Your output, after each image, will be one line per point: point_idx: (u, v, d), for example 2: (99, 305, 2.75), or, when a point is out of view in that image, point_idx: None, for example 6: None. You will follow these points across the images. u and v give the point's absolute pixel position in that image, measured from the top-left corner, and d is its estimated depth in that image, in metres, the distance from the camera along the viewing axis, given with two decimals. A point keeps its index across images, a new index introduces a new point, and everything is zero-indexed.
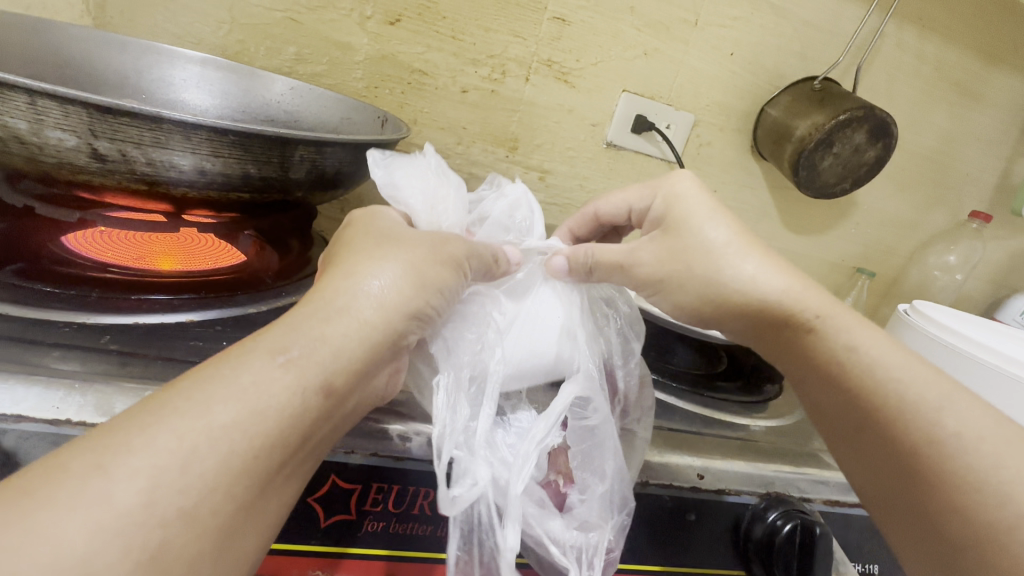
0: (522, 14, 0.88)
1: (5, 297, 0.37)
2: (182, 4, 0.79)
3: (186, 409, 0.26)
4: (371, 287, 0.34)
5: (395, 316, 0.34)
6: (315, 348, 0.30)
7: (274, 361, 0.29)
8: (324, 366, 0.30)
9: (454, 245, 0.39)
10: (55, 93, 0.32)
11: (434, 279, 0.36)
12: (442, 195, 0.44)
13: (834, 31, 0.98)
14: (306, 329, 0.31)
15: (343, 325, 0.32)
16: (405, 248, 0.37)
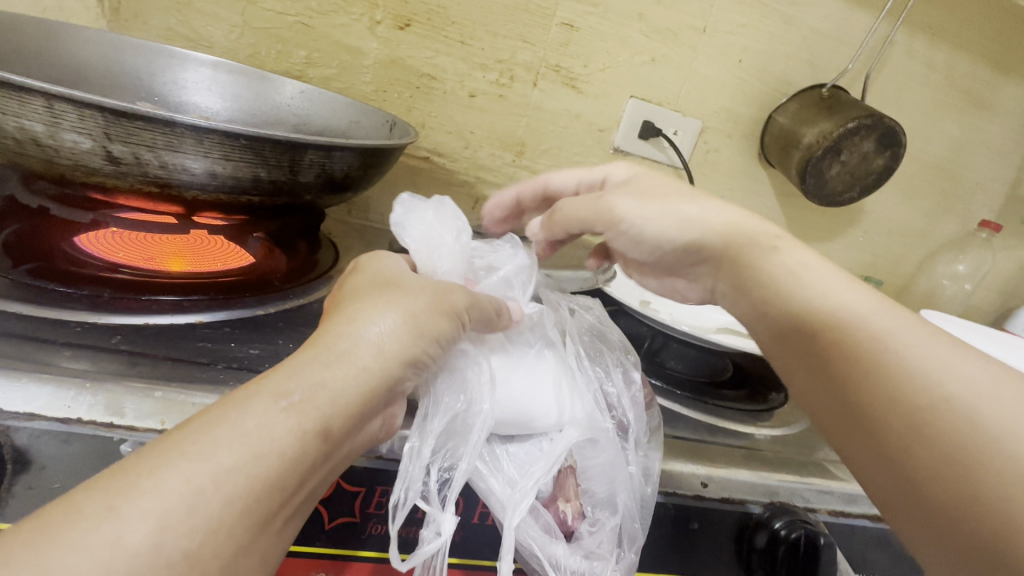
0: (530, 19, 0.89)
1: (19, 297, 0.38)
2: (195, 8, 0.80)
3: (193, 450, 0.25)
4: (370, 333, 0.31)
5: (395, 363, 0.31)
6: (317, 391, 0.28)
7: (277, 405, 0.27)
8: (325, 409, 0.28)
9: (455, 296, 0.36)
10: (71, 97, 0.33)
11: (432, 329, 0.33)
12: (444, 241, 0.41)
13: (843, 38, 0.98)
14: (306, 373, 0.28)
15: (345, 370, 0.29)
16: (405, 295, 0.34)
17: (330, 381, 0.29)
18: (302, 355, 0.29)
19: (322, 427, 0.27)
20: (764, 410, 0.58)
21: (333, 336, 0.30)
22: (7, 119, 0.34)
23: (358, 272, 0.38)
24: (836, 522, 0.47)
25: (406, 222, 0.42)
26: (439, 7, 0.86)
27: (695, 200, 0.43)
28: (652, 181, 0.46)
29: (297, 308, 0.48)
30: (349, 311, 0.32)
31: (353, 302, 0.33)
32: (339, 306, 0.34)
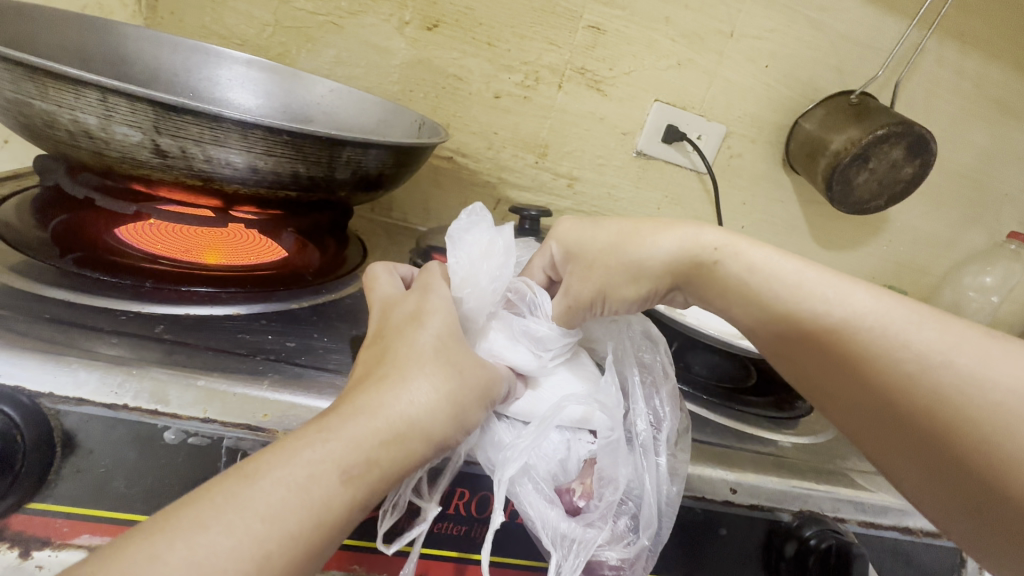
0: (557, 22, 0.89)
1: (69, 287, 0.39)
2: (229, 6, 0.82)
3: (245, 512, 0.26)
4: (413, 403, 0.32)
5: (434, 434, 0.32)
6: (370, 465, 0.30)
7: (336, 479, 0.29)
8: (374, 483, 0.30)
9: (490, 377, 0.36)
10: (125, 91, 0.33)
11: (471, 411, 0.35)
12: (485, 267, 0.41)
13: (872, 45, 0.97)
14: (363, 449, 0.30)
15: (393, 454, 0.31)
16: (453, 369, 0.34)
17: (379, 461, 0.30)
18: (358, 429, 0.30)
19: (367, 500, 0.30)
20: (790, 418, 0.57)
21: (387, 414, 0.31)
22: (63, 111, 0.35)
23: (412, 313, 0.37)
24: (865, 533, 0.46)
25: (455, 236, 0.42)
26: (467, 9, 0.87)
27: (648, 255, 0.41)
28: (600, 244, 0.43)
29: (328, 303, 0.49)
30: (402, 381, 0.33)
31: (402, 368, 0.33)
32: (391, 362, 0.34)
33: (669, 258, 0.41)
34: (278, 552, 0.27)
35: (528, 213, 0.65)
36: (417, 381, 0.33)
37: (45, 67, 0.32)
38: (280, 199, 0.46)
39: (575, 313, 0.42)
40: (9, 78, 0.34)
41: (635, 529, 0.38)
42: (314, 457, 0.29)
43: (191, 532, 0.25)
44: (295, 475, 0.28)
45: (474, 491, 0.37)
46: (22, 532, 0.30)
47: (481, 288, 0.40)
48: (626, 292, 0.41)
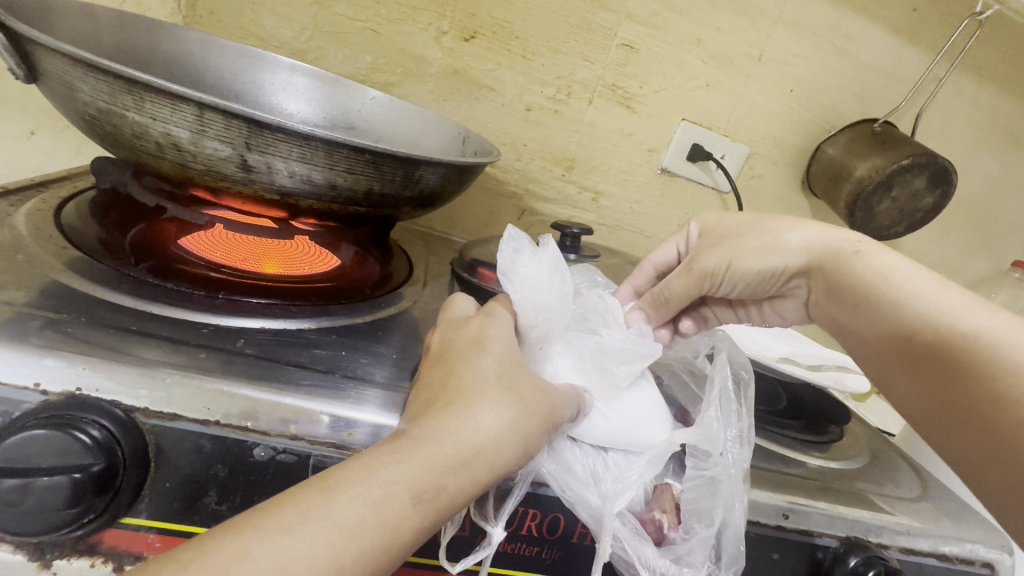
0: (591, 38, 0.90)
1: (145, 297, 0.39)
2: (269, 9, 0.82)
3: (318, 520, 0.26)
4: (484, 425, 0.31)
5: (503, 457, 0.32)
6: (443, 490, 0.29)
7: (409, 501, 0.28)
8: (444, 507, 0.30)
9: (556, 404, 0.35)
10: (224, 108, 0.33)
11: (536, 442, 0.34)
12: (552, 299, 0.38)
13: (894, 75, 0.99)
14: (434, 473, 0.29)
15: (462, 481, 0.30)
16: (524, 395, 0.33)
17: (448, 488, 0.29)
18: (427, 454, 0.30)
19: (435, 524, 0.29)
20: (824, 442, 0.58)
21: (455, 439, 0.30)
22: (155, 124, 0.35)
23: (473, 337, 0.36)
24: (907, 559, 0.48)
25: (505, 261, 0.39)
26: (505, 22, 0.87)
27: (780, 238, 0.45)
28: (736, 224, 0.48)
29: (388, 316, 0.49)
30: (468, 408, 0.32)
31: (469, 391, 0.32)
32: (455, 389, 0.33)
33: (799, 251, 0.44)
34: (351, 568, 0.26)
35: (570, 231, 0.65)
36: (484, 405, 0.32)
37: (146, 82, 0.32)
38: (343, 213, 0.46)
39: (696, 283, 0.47)
40: (102, 88, 0.34)
41: (716, 561, 0.38)
42: (389, 478, 0.28)
43: (267, 533, 0.25)
44: (371, 493, 0.27)
45: (547, 512, 0.38)
46: (114, 547, 0.31)
47: (552, 320, 0.38)
48: (752, 268, 0.45)
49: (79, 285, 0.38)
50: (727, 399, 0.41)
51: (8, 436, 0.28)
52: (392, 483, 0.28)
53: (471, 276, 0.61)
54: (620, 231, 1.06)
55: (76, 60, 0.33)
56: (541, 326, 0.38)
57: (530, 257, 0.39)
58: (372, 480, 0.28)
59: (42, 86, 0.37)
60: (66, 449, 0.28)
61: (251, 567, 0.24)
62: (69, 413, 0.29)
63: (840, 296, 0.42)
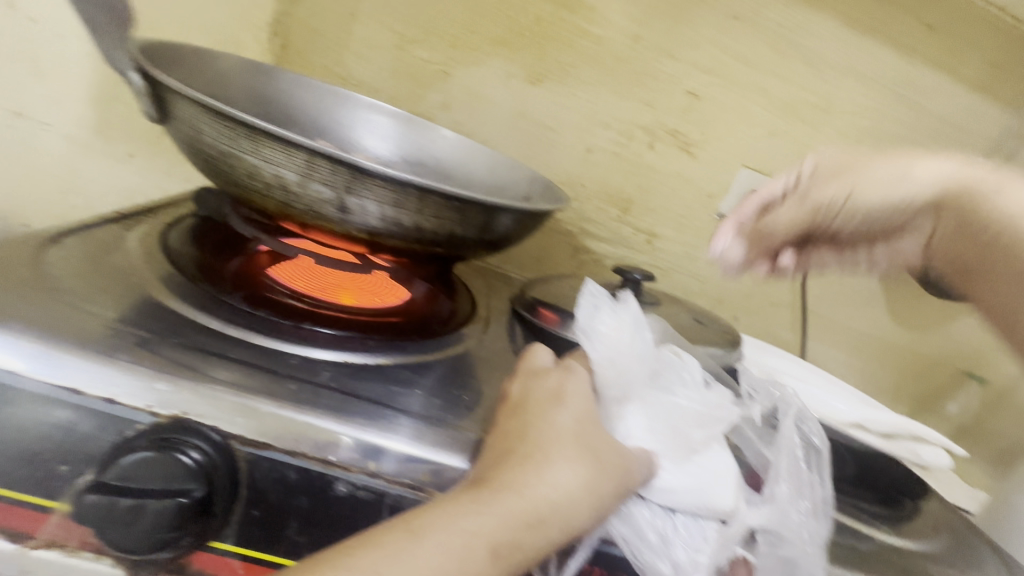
0: (656, 85, 0.92)
1: (239, 323, 0.41)
2: (353, 50, 0.88)
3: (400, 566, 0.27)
4: (562, 484, 0.31)
5: (577, 518, 0.31)
6: (518, 547, 0.29)
7: (486, 555, 0.28)
8: (516, 564, 0.29)
9: (630, 467, 0.35)
10: (333, 156, 0.36)
11: (608, 505, 0.33)
12: (631, 355, 0.39)
13: (970, 131, 0.96)
14: (511, 528, 0.29)
15: (536, 539, 0.30)
16: (601, 456, 0.33)
17: (524, 544, 0.29)
18: (505, 507, 0.30)
19: None
20: (900, 517, 0.52)
21: (532, 494, 0.30)
22: (268, 166, 0.38)
23: (552, 392, 0.36)
24: None
25: (582, 321, 0.40)
26: (572, 67, 0.90)
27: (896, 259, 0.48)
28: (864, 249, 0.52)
29: (456, 354, 0.50)
30: (546, 463, 0.32)
31: (546, 445, 0.33)
32: (532, 441, 0.33)
33: (929, 186, 0.60)
34: None
35: (632, 276, 0.65)
36: (561, 461, 0.32)
37: (267, 130, 0.35)
38: (421, 252, 0.48)
39: None
40: (226, 133, 0.37)
41: None
42: (470, 527, 0.28)
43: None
44: (451, 544, 0.28)
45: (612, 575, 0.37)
46: (203, 569, 0.32)
47: (630, 375, 0.38)
48: (862, 198, 0.62)
49: (180, 308, 0.41)
50: (800, 472, 0.40)
51: (123, 455, 0.30)
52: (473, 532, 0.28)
53: (531, 315, 0.60)
54: (673, 275, 1.05)
55: (208, 107, 0.36)
56: (620, 385, 0.38)
57: (606, 316, 0.40)
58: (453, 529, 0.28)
59: (170, 126, 0.41)
60: (173, 473, 0.30)
61: None
62: (174, 436, 0.31)
63: (972, 230, 0.57)
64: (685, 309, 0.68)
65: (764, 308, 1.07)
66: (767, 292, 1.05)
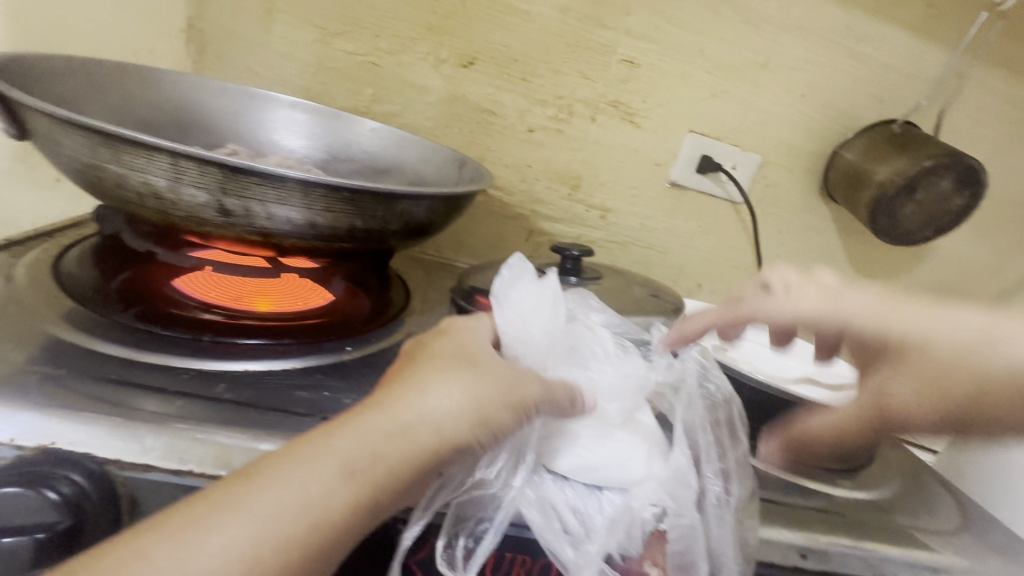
0: (591, 57, 0.90)
1: (132, 345, 0.40)
2: (272, 48, 0.84)
3: (264, 485, 0.31)
4: (430, 403, 0.36)
5: (450, 433, 0.35)
6: (376, 462, 0.33)
7: (343, 474, 0.32)
8: (377, 484, 0.33)
9: (528, 389, 0.39)
10: (196, 155, 0.34)
11: (488, 418, 0.36)
12: (537, 325, 0.42)
13: (912, 74, 0.95)
14: (371, 443, 0.33)
15: (401, 448, 0.34)
16: (479, 375, 0.38)
17: (388, 455, 0.33)
18: (371, 422, 0.34)
19: (372, 497, 0.33)
20: (848, 471, 0.55)
21: (402, 411, 0.35)
22: (134, 174, 0.36)
23: (440, 331, 0.42)
24: None
25: (500, 307, 0.43)
26: (503, 46, 0.88)
27: None
28: None
29: (379, 351, 0.48)
30: (422, 384, 0.36)
31: (432, 367, 0.38)
32: (413, 372, 0.38)
33: None
34: (291, 535, 0.30)
35: (569, 253, 0.63)
36: (444, 388, 0.36)
37: (122, 135, 0.34)
38: (332, 251, 0.46)
39: None
40: (85, 143, 0.36)
41: None
42: (333, 450, 0.33)
43: (246, 483, 0.31)
44: (306, 473, 0.32)
45: (525, 555, 0.38)
46: None
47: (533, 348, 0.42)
48: None
49: (64, 335, 0.39)
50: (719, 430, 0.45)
51: None
52: (348, 466, 0.32)
53: (469, 303, 0.57)
54: (631, 248, 1.03)
55: (56, 120, 0.35)
56: (528, 351, 0.42)
57: (517, 298, 0.43)
58: (313, 460, 0.32)
59: (35, 143, 0.39)
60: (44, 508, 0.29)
61: (211, 530, 0.29)
62: (46, 470, 0.30)
63: None
64: (632, 284, 0.66)
65: (726, 271, 1.06)
66: (729, 256, 1.06)
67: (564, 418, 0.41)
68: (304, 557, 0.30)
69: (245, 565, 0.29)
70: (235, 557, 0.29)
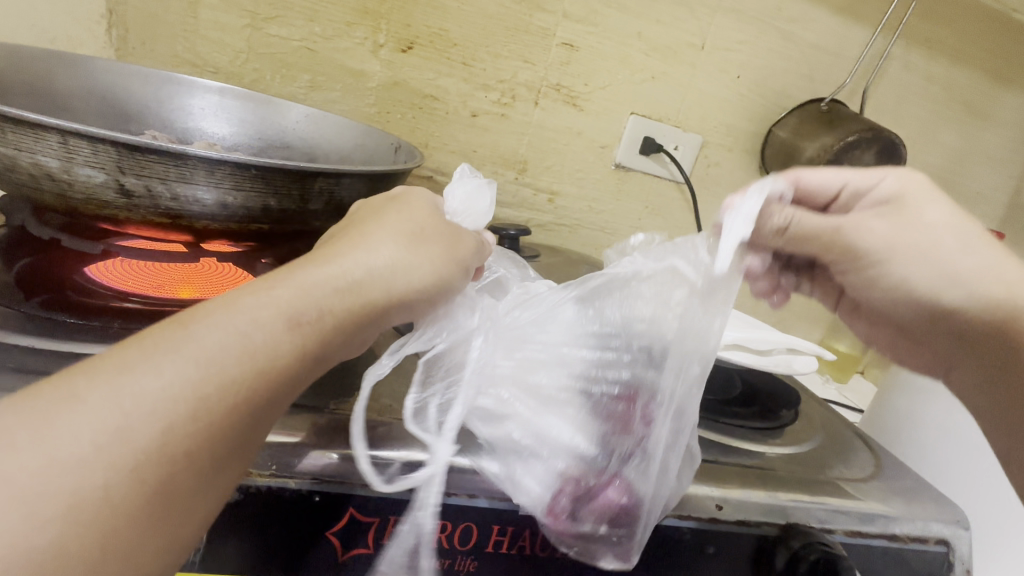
0: (531, 40, 0.90)
1: (33, 330, 0.38)
2: (200, 34, 0.81)
3: (188, 337, 0.28)
4: (370, 261, 0.35)
5: (391, 290, 0.35)
6: (312, 311, 0.31)
7: (280, 322, 0.30)
8: (319, 335, 0.31)
9: (465, 245, 0.41)
10: (85, 133, 0.34)
11: (430, 274, 0.37)
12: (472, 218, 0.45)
13: (840, 54, 0.99)
14: (311, 297, 0.32)
15: (345, 302, 0.33)
16: (422, 241, 0.38)
17: (332, 306, 0.32)
18: (309, 276, 0.33)
19: (313, 349, 0.31)
20: (775, 427, 0.57)
21: (343, 264, 0.34)
22: (26, 156, 0.36)
23: (386, 199, 0.42)
24: (855, 543, 0.46)
25: (445, 190, 0.45)
26: (442, 30, 0.87)
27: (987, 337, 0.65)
28: None
29: None
30: (362, 244, 0.36)
31: (364, 230, 0.37)
32: (354, 235, 0.37)
33: None
34: (218, 392, 0.28)
35: (506, 233, 0.64)
36: (380, 244, 0.36)
37: (9, 115, 0.34)
38: (252, 233, 0.45)
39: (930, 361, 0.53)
40: None
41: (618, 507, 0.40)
42: (265, 301, 0.30)
43: (169, 333, 0.29)
44: (237, 322, 0.29)
45: (444, 517, 0.37)
46: None
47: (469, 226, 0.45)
48: None
49: None
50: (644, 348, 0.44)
51: None
52: (290, 314, 0.30)
53: None
54: (580, 231, 1.05)
55: None
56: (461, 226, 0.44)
57: (462, 188, 0.46)
58: (247, 310, 0.30)
59: None
60: None
61: (134, 375, 0.26)
62: None
63: None
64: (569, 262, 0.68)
65: None
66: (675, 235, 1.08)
67: (482, 257, 0.45)
68: (253, 403, 0.29)
69: (186, 409, 0.27)
70: (173, 406, 0.26)
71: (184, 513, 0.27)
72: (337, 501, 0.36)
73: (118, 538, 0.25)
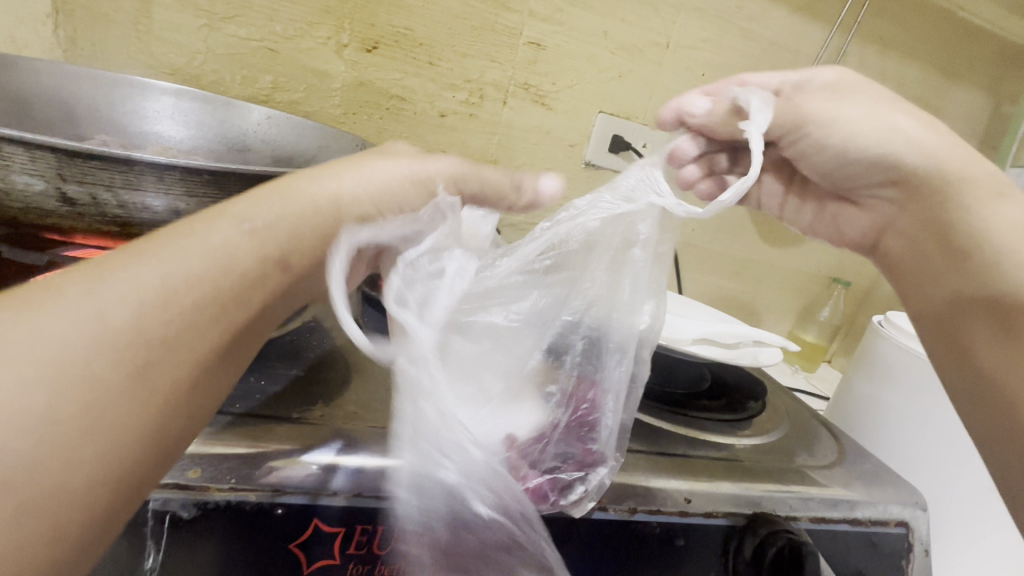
0: (498, 39, 0.90)
1: None
2: (155, 35, 0.79)
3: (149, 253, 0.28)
4: (338, 183, 0.35)
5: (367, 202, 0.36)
6: (278, 221, 0.32)
7: (240, 227, 0.31)
8: (285, 242, 0.32)
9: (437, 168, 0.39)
10: (21, 139, 0.33)
11: (400, 193, 0.37)
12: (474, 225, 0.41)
13: (800, 52, 1.02)
14: (282, 211, 0.32)
15: (312, 213, 0.33)
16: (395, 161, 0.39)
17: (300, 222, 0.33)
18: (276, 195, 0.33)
19: (281, 250, 0.32)
20: (743, 419, 0.58)
21: (311, 190, 0.34)
22: None
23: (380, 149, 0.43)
24: (818, 529, 0.47)
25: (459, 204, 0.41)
26: (407, 30, 0.86)
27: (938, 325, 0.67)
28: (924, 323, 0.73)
29: None
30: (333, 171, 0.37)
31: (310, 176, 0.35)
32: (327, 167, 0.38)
33: None
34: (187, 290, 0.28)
35: None
36: (367, 169, 0.37)
37: None
38: None
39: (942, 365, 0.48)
40: None
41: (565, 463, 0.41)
42: (233, 216, 0.31)
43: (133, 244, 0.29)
44: (209, 237, 0.30)
45: (411, 524, 0.37)
46: None
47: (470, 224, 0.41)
48: None
49: None
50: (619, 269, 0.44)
51: None
52: (249, 242, 0.30)
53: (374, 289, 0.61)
54: None
55: None
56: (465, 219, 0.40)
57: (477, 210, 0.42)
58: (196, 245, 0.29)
59: None
60: None
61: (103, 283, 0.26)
62: None
63: None
64: None
65: None
66: None
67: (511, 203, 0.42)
68: (221, 298, 0.29)
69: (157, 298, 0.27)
70: (134, 326, 0.26)
71: (167, 409, 0.27)
72: (303, 514, 0.35)
73: (111, 421, 0.25)
